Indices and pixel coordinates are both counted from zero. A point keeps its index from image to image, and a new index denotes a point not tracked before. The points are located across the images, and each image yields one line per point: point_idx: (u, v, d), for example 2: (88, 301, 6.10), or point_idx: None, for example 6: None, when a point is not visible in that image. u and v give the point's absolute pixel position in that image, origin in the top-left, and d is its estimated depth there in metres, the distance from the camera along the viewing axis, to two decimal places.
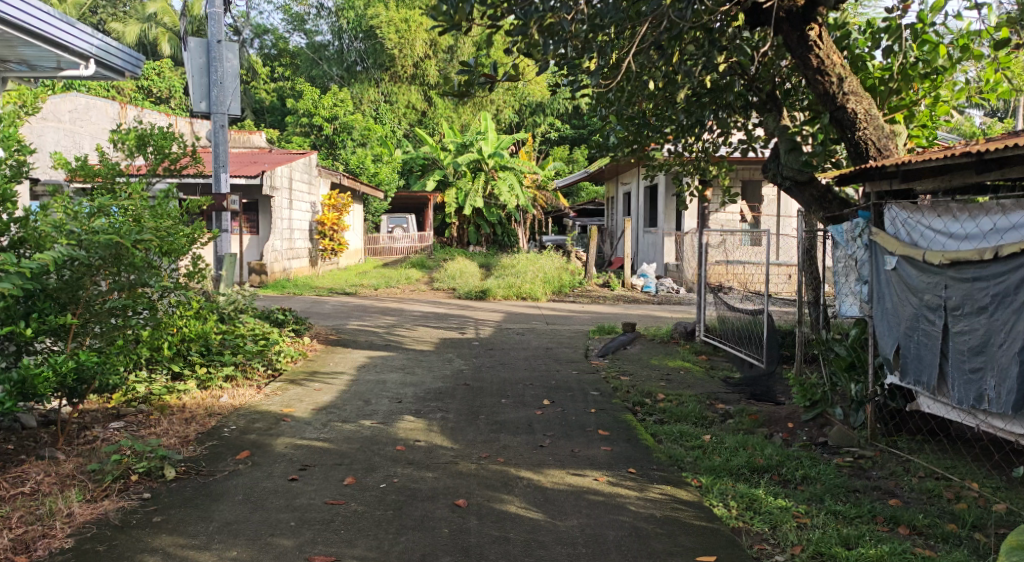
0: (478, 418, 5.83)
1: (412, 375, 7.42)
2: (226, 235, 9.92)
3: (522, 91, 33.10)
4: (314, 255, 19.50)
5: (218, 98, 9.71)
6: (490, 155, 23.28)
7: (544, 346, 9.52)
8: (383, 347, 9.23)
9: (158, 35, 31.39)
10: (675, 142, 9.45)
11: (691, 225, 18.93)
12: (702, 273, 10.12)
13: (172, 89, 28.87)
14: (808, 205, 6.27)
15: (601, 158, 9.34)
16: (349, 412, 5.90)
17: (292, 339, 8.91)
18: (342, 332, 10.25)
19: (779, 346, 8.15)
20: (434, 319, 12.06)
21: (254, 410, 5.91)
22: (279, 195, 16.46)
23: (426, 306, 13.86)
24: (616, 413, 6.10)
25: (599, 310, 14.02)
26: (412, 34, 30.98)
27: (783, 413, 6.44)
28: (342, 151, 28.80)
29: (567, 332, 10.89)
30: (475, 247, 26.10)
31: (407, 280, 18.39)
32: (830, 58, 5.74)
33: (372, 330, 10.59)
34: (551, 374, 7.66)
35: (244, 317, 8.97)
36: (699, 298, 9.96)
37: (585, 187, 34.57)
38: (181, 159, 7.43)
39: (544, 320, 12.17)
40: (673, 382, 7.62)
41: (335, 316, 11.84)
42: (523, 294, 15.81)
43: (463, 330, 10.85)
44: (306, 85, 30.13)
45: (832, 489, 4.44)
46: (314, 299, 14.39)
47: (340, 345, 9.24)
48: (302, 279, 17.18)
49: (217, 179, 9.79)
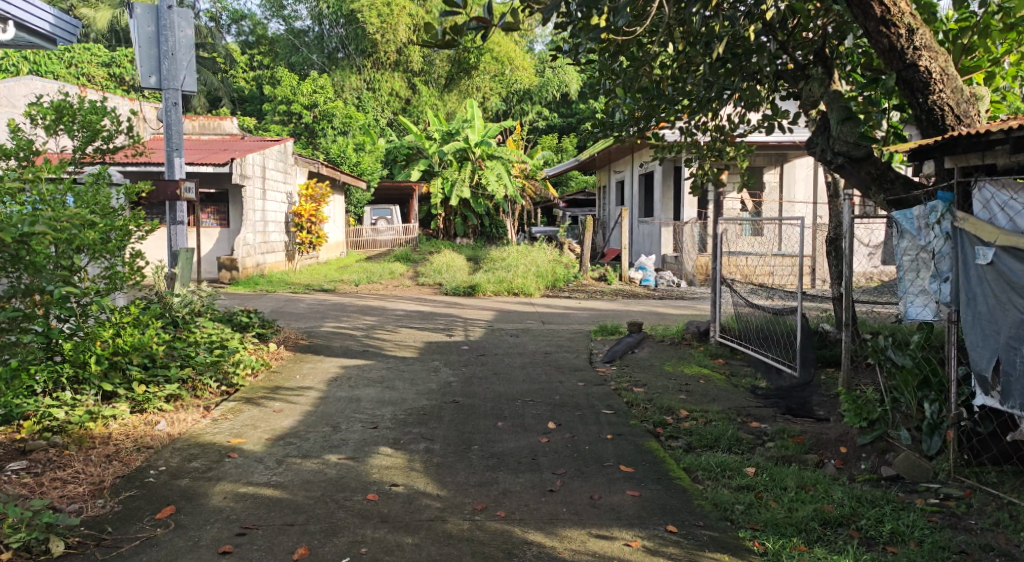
0: (470, 449, 4.78)
1: (392, 391, 6.35)
2: (181, 228, 8.81)
3: (510, 78, 31.89)
4: (291, 249, 18.31)
5: (170, 71, 8.63)
6: (477, 143, 22.17)
7: (542, 351, 8.45)
8: (361, 354, 8.15)
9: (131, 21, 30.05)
10: (688, 120, 8.39)
11: (690, 214, 17.89)
12: (717, 266, 9.06)
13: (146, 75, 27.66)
14: (865, 187, 5.19)
15: (606, 140, 8.25)
16: (312, 444, 4.82)
17: (255, 347, 7.80)
18: (315, 335, 9.16)
19: (813, 352, 7.07)
20: (419, 318, 10.97)
21: (194, 443, 4.82)
22: (250, 184, 15.28)
23: (410, 303, 12.78)
24: (637, 441, 5.05)
25: (598, 307, 12.96)
26: (395, 18, 29.45)
27: (834, 434, 5.39)
28: (322, 140, 27.55)
29: (566, 333, 9.83)
30: (462, 239, 24.95)
31: (390, 274, 17.28)
32: (897, 5, 4.68)
33: (349, 332, 9.49)
34: (553, 387, 6.60)
35: (198, 324, 7.87)
36: (715, 295, 8.93)
37: (574, 176, 33.46)
38: (116, 140, 6.35)
39: (540, 319, 11.10)
40: (695, 395, 6.56)
41: (309, 317, 10.72)
42: (515, 289, 14.72)
43: (450, 332, 9.76)
44: (284, 71, 28.85)
45: (931, 554, 3.42)
46: (289, 297, 13.29)
47: (312, 352, 8.16)
48: (277, 275, 16.03)
49: (170, 164, 8.78)
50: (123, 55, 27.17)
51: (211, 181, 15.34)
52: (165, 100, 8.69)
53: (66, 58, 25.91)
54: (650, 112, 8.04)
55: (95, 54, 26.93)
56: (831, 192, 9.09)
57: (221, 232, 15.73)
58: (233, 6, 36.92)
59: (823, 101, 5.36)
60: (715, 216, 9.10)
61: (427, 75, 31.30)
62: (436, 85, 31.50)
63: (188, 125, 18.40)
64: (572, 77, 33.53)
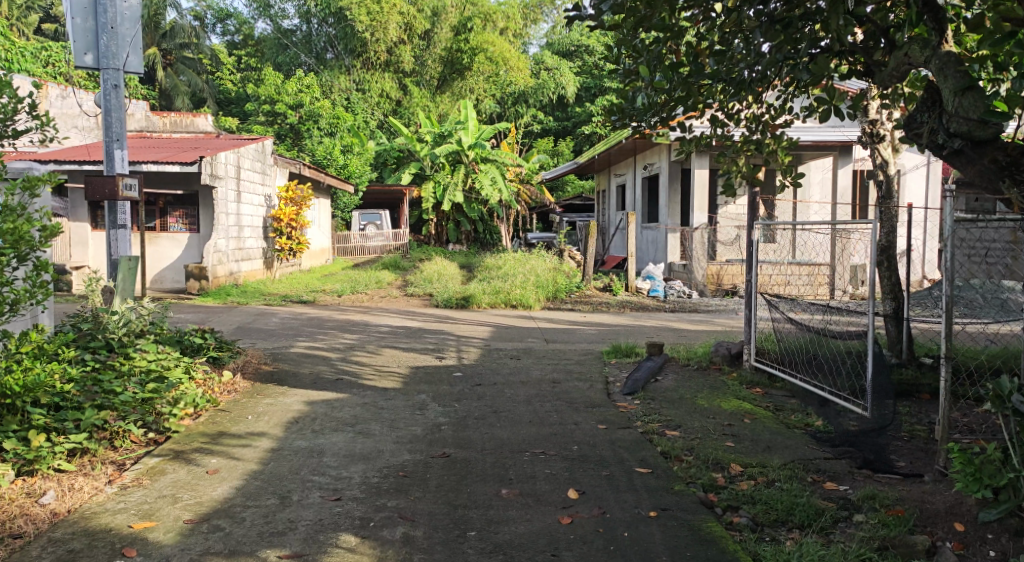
0: (465, 537, 3.50)
1: (366, 439, 5.02)
2: (124, 233, 7.53)
3: (504, 79, 30.59)
4: (270, 256, 16.96)
5: (110, 48, 7.31)
6: (470, 146, 20.82)
7: (550, 381, 7.11)
8: (333, 384, 6.79)
9: None
10: (720, 108, 7.23)
11: (701, 218, 16.62)
12: (753, 278, 7.75)
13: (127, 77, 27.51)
14: (985, 180, 3.95)
15: (622, 129, 7.09)
16: (247, 529, 3.52)
17: (204, 378, 6.44)
18: (282, 358, 7.81)
19: (891, 393, 5.73)
20: (406, 336, 9.62)
21: (82, 530, 3.49)
22: (222, 185, 13.95)
23: (396, 317, 11.44)
24: (687, 519, 3.79)
25: (606, 322, 11.66)
26: (386, 16, 28.14)
27: (940, 502, 4.12)
28: (308, 141, 26.15)
29: (575, 355, 8.49)
30: (455, 246, 23.66)
31: (377, 284, 15.96)
32: None
33: (321, 355, 8.13)
34: (568, 432, 5.27)
35: (137, 350, 6.51)
36: (753, 315, 7.60)
37: (570, 180, 32.17)
38: (15, 120, 4.97)
39: (543, 337, 9.76)
40: (745, 442, 5.25)
41: (279, 336, 9.36)
42: (512, 301, 13.40)
43: (440, 354, 8.42)
44: (269, 70, 27.60)
45: None
46: (260, 310, 11.96)
47: (275, 382, 6.80)
48: (253, 286, 14.68)
49: (110, 158, 7.44)
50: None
51: (178, 180, 14.04)
52: (104, 82, 7.37)
53: (42, 57, 24.63)
54: (681, 94, 6.77)
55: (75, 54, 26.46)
56: (882, 192, 7.82)
57: (191, 238, 14.39)
58: (219, 5, 35.79)
59: (931, 68, 4.11)
60: (750, 220, 7.80)
61: (418, 76, 29.95)
62: (428, 86, 30.28)
63: (158, 123, 17.10)
64: (568, 78, 32.30)
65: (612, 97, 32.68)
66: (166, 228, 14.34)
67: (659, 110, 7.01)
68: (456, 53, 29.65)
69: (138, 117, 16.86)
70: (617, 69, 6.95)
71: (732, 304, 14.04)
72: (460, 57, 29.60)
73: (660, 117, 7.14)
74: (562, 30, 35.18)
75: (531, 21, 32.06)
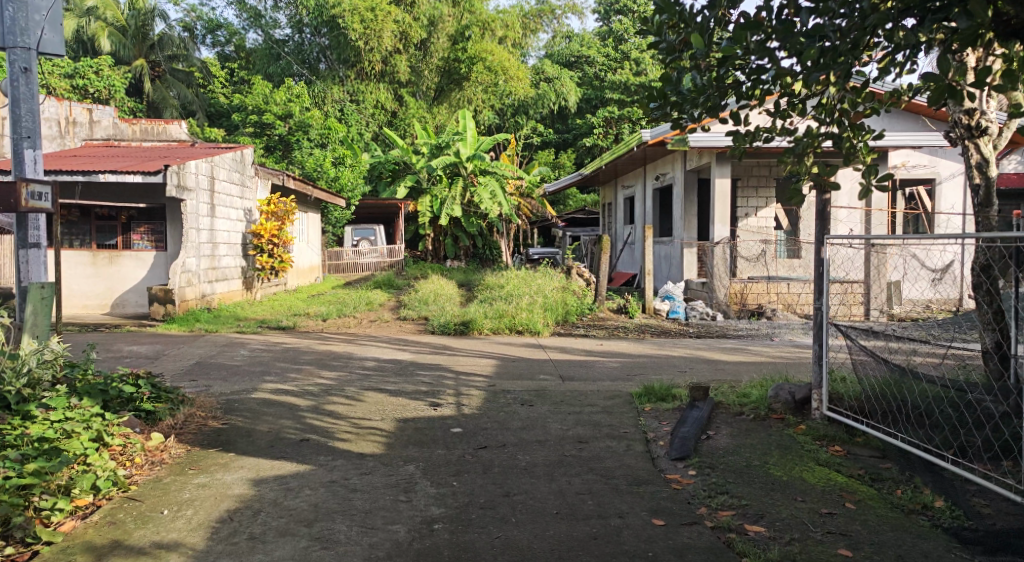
0: None
1: (328, 552, 3.55)
2: (42, 256, 6.07)
3: (503, 89, 29.18)
4: (248, 276, 15.46)
5: (16, 22, 5.83)
6: (468, 158, 19.40)
7: (574, 441, 5.57)
8: (296, 448, 5.24)
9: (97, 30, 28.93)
10: (787, 94, 5.80)
11: (723, 232, 15.09)
12: (823, 304, 6.18)
13: (111, 88, 26.17)
14: None
15: (664, 112, 5.69)
16: None
17: (123, 445, 4.88)
18: (238, 407, 6.31)
19: None
20: (395, 373, 8.07)
21: None
22: (191, 197, 12.47)
23: (385, 347, 9.91)
24: None
25: (625, 351, 10.13)
26: (380, 24, 26.74)
27: None
28: (296, 153, 24.70)
29: (598, 400, 6.93)
30: (452, 263, 22.22)
31: (368, 305, 14.46)
32: None
33: (288, 403, 6.59)
34: (612, 535, 3.78)
35: (39, 406, 4.97)
36: (826, 352, 6.03)
37: (572, 193, 30.78)
38: None
39: (558, 373, 8.20)
40: (862, 547, 3.76)
41: (241, 376, 7.81)
42: (518, 326, 11.85)
43: (437, 398, 6.89)
44: (257, 79, 26.19)
45: None
46: (230, 340, 10.44)
47: (219, 444, 5.26)
48: (227, 310, 13.13)
49: (18, 160, 5.95)
50: (87, 66, 25.58)
51: (141, 192, 12.53)
52: (9, 64, 5.86)
53: None
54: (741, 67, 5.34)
55: (58, 66, 25.26)
56: (978, 198, 6.31)
57: (157, 257, 12.86)
58: (209, 15, 34.31)
59: None
60: (820, 233, 6.21)
61: (414, 87, 28.67)
62: (425, 97, 29.11)
63: (127, 130, 15.56)
64: (569, 89, 31.10)
65: (616, 108, 31.24)
66: (129, 245, 12.79)
67: (704, 103, 5.67)
68: (453, 63, 28.28)
69: (105, 125, 15.33)
70: (658, 43, 5.59)
71: (764, 328, 12.52)
72: (458, 67, 28.22)
73: (705, 110, 5.77)
74: (562, 40, 33.82)
75: (530, 30, 30.77)
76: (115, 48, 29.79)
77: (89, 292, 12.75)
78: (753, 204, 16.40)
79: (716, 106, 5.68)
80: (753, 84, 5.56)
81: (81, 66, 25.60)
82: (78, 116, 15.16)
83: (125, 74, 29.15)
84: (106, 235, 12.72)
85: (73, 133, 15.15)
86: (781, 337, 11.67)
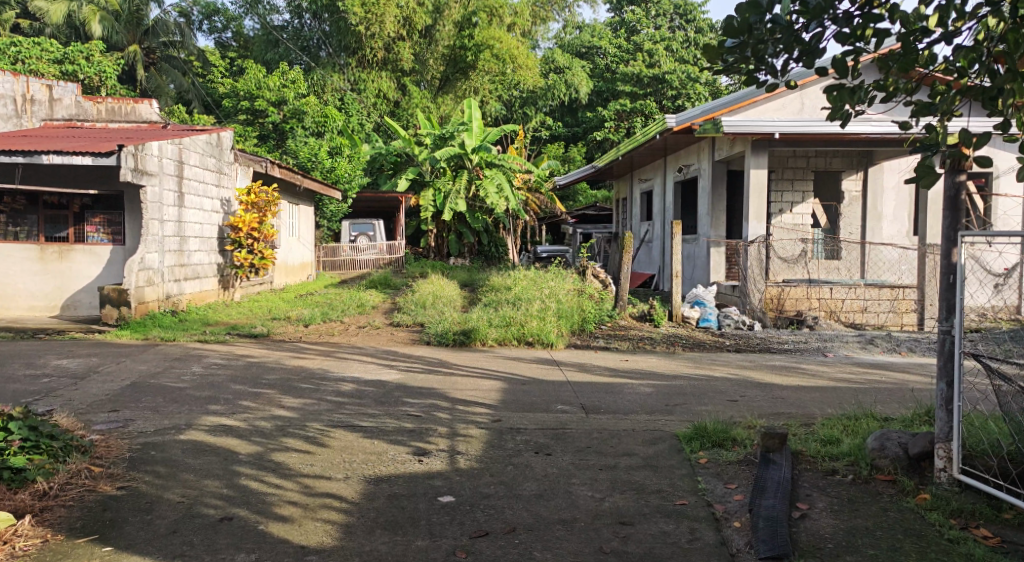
0: None
1: None
2: None
3: (511, 78, 27.40)
4: (226, 275, 13.86)
5: None
6: (474, 149, 17.66)
7: (613, 521, 3.92)
8: (210, 536, 3.60)
9: (88, 14, 27.32)
10: (919, 28, 4.13)
11: (758, 230, 13.28)
12: (953, 326, 4.46)
13: (102, 75, 24.25)
14: None
15: (741, 48, 4.10)
16: None
17: None
18: (155, 457, 4.68)
19: None
20: (376, 401, 6.42)
21: None
22: (152, 183, 10.82)
23: (369, 363, 8.22)
24: None
25: (656, 370, 8.42)
26: (382, 8, 25.16)
27: None
28: (291, 141, 22.71)
29: (636, 447, 5.23)
30: (457, 260, 20.57)
31: (360, 307, 12.87)
32: None
33: (225, 449, 4.92)
34: None
35: None
36: (961, 390, 4.30)
37: (582, 189, 28.98)
38: None
39: (582, 404, 6.51)
40: None
41: (178, 404, 6.13)
42: (529, 337, 10.14)
43: (426, 443, 5.22)
44: (252, 64, 24.57)
45: None
46: (185, 351, 8.77)
47: (98, 531, 3.62)
48: (195, 314, 11.48)
49: None
50: (77, 50, 23.81)
51: (96, 178, 10.94)
52: None
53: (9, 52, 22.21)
54: None
55: (46, 51, 23.54)
56: None
57: (114, 252, 11.26)
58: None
59: None
60: (950, 230, 4.50)
61: (419, 76, 26.88)
62: (429, 86, 27.32)
63: (91, 109, 13.94)
64: (581, 79, 28.78)
65: (627, 101, 29.41)
66: (83, 239, 11.20)
67: (799, 41, 4.08)
68: (459, 50, 26.63)
69: (66, 103, 13.71)
70: None
71: (812, 340, 10.80)
72: (464, 55, 26.60)
73: (797, 57, 4.17)
74: (573, 30, 32.20)
75: (540, 19, 29.08)
76: (106, 33, 27.99)
77: (37, 292, 11.13)
78: (788, 199, 14.56)
79: (815, 46, 4.07)
80: (863, 19, 4.16)
81: (71, 51, 23.82)
82: (36, 93, 13.50)
83: (117, 61, 27.44)
84: (57, 226, 11.16)
85: (30, 112, 13.47)
86: (836, 353, 9.96)
